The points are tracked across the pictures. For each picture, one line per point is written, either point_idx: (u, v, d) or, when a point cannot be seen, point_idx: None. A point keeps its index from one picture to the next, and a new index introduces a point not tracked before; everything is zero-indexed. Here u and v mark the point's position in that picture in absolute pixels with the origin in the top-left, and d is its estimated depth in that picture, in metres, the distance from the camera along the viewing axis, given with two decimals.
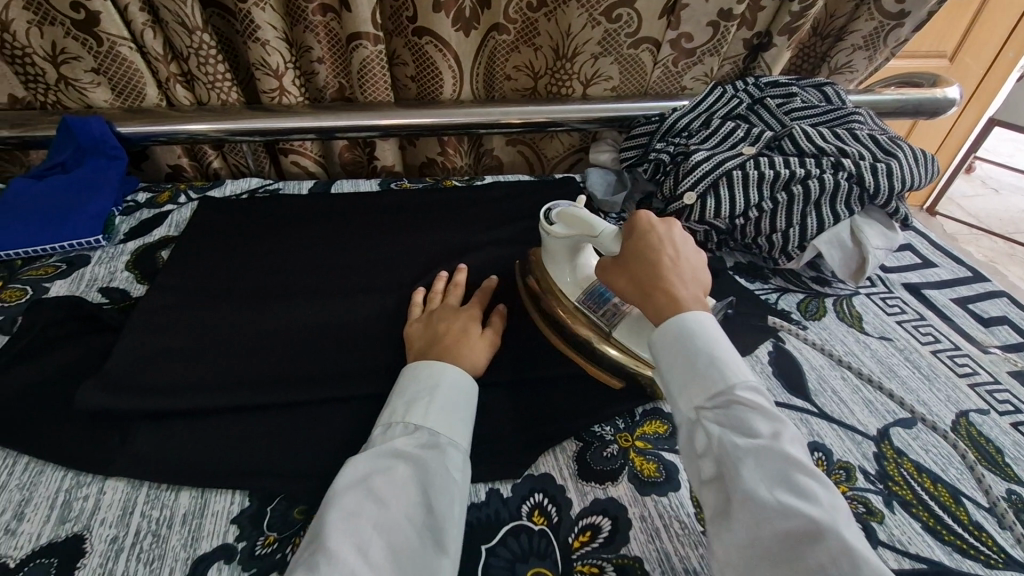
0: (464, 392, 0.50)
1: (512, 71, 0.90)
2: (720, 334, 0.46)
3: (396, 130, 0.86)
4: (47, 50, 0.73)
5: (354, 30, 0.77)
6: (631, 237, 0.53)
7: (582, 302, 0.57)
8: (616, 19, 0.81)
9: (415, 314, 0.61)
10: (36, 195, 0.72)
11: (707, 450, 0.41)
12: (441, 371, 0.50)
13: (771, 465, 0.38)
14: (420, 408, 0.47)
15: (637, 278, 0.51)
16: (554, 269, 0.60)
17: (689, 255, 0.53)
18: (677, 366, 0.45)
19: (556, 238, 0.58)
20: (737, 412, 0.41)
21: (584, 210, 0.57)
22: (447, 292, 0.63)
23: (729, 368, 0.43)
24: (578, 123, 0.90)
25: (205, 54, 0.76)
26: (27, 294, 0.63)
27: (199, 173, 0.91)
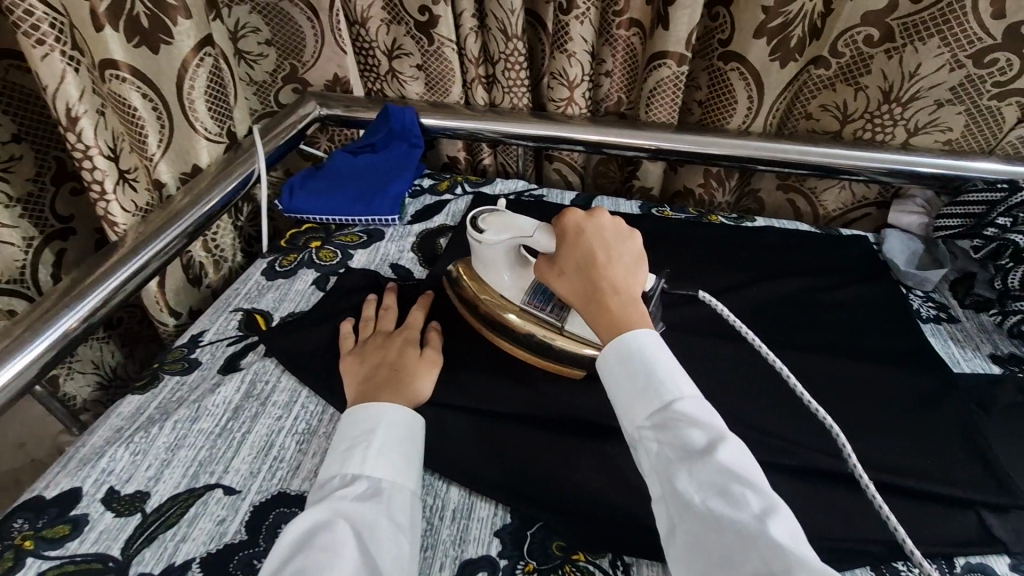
0: (405, 430, 0.48)
1: (817, 109, 0.80)
2: (659, 343, 0.41)
3: (667, 155, 0.82)
4: (388, 45, 0.84)
5: (662, 49, 0.75)
6: (563, 246, 0.49)
7: (528, 305, 0.56)
8: (988, 64, 0.68)
9: (350, 347, 0.57)
10: (352, 168, 0.83)
11: (651, 470, 0.38)
12: (379, 410, 0.48)
13: (704, 476, 0.34)
14: (358, 454, 0.45)
15: (577, 279, 0.47)
16: (489, 274, 0.57)
17: (608, 235, 0.48)
18: (621, 386, 0.41)
19: (487, 247, 0.55)
20: (673, 424, 0.37)
21: (511, 214, 0.55)
22: (378, 317, 0.61)
23: (667, 381, 0.39)
24: (883, 175, 0.76)
25: (513, 60, 0.80)
26: (338, 257, 0.73)
27: (470, 168, 0.97)
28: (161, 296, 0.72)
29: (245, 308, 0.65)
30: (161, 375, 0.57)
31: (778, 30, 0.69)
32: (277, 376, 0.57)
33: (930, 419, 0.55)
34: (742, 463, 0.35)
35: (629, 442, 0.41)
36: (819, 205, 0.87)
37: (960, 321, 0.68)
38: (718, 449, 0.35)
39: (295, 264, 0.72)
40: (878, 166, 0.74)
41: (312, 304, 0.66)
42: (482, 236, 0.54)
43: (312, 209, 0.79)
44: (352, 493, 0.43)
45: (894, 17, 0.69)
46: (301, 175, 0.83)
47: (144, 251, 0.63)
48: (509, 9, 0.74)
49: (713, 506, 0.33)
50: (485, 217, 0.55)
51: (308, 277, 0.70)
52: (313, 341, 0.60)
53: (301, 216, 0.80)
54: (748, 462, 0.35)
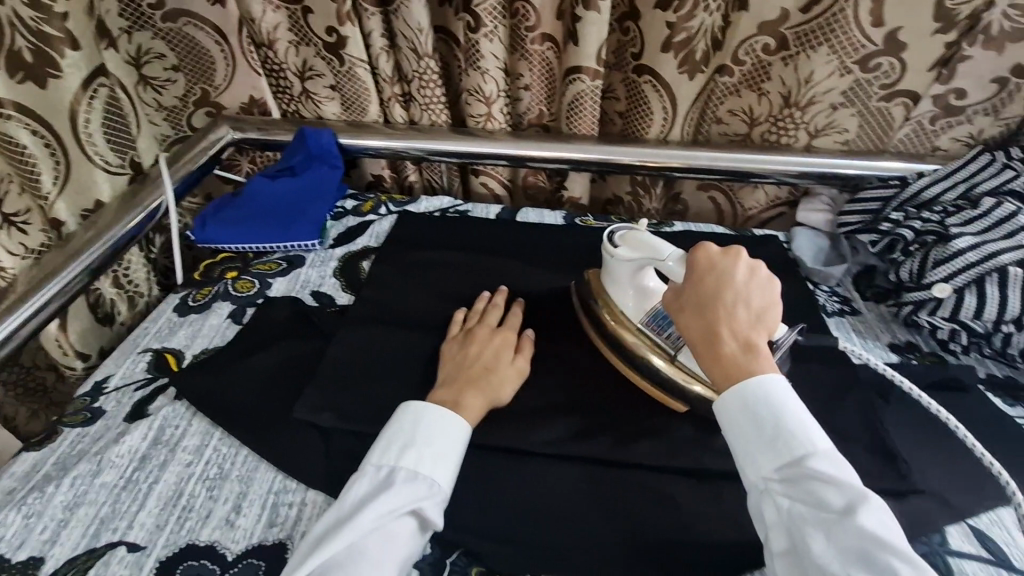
0: (458, 442, 0.51)
1: (726, 115, 0.81)
2: (798, 403, 0.44)
3: (586, 164, 0.84)
4: (298, 66, 0.82)
5: (575, 64, 0.76)
6: (691, 278, 0.50)
7: (646, 325, 0.57)
8: (873, 69, 0.71)
9: (455, 331, 0.62)
10: (270, 196, 0.80)
11: (776, 521, 0.42)
12: (444, 418, 0.51)
13: (843, 540, 0.39)
14: (411, 452, 0.49)
15: (746, 331, 0.47)
16: (615, 290, 0.59)
17: (742, 279, 0.49)
18: (743, 433, 0.44)
19: (620, 261, 0.57)
20: (808, 485, 0.41)
21: (651, 235, 0.56)
22: (486, 312, 0.64)
23: (807, 439, 0.42)
24: (787, 177, 0.79)
25: (427, 79, 0.80)
26: (255, 287, 0.71)
27: (396, 185, 0.97)
28: (64, 339, 0.69)
29: (155, 348, 0.63)
30: (61, 428, 0.55)
31: (685, 44, 0.72)
32: (188, 419, 0.55)
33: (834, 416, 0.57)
34: (886, 534, 0.38)
35: (749, 490, 0.44)
36: (738, 202, 0.91)
37: (861, 314, 0.70)
38: (858, 513, 0.39)
39: (210, 298, 0.70)
40: (789, 168, 0.78)
41: (228, 339, 0.64)
42: (616, 249, 0.57)
43: (226, 240, 0.76)
44: (401, 485, 0.47)
45: (786, 26, 0.71)
46: (214, 205, 0.80)
47: (35, 297, 0.59)
48: (417, 29, 0.74)
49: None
50: (625, 234, 0.57)
51: (222, 310, 0.68)
52: (227, 378, 0.58)
53: (216, 246, 0.77)
54: (890, 527, 0.39)
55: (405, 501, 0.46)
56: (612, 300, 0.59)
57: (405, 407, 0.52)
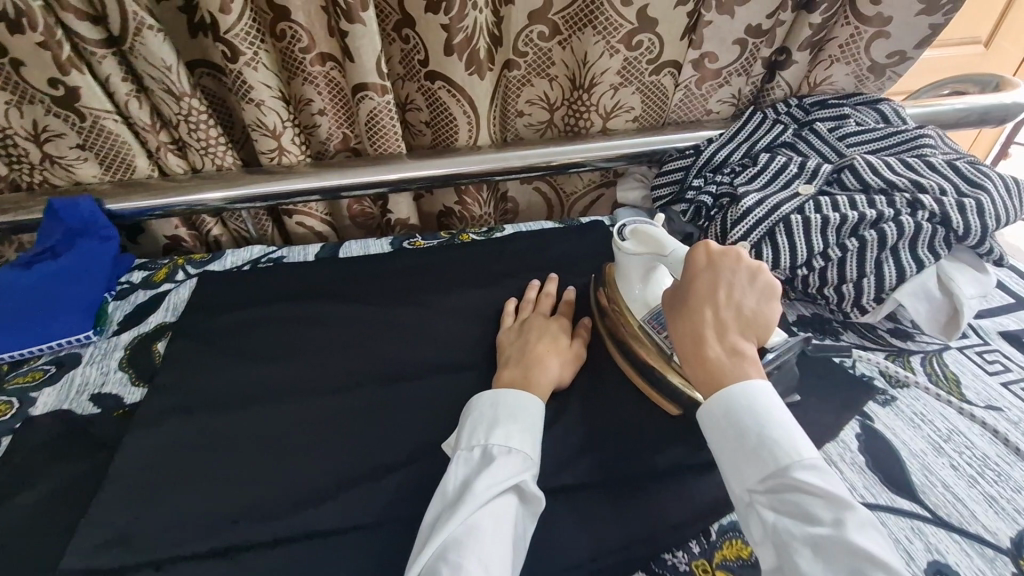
0: (536, 420, 0.52)
1: (525, 106, 0.82)
2: (778, 409, 0.44)
3: (406, 183, 0.79)
4: (29, 130, 0.68)
5: (360, 81, 0.72)
6: (686, 279, 0.51)
7: (648, 323, 0.57)
8: (635, 46, 0.72)
9: (509, 322, 0.65)
10: (24, 287, 0.66)
11: (765, 536, 0.42)
12: (500, 396, 0.53)
13: (832, 555, 0.38)
14: (498, 431, 0.50)
15: (687, 327, 0.49)
16: (623, 286, 0.60)
17: (737, 277, 0.50)
18: (727, 443, 0.45)
19: (628, 255, 0.58)
20: (793, 499, 0.41)
21: (662, 231, 0.57)
22: (538, 300, 0.67)
23: (782, 447, 0.43)
24: (604, 162, 0.81)
25: (195, 120, 0.70)
26: (15, 406, 0.58)
27: (200, 243, 0.85)
28: None
29: None
30: None
31: (465, 43, 0.69)
32: None
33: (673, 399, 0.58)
34: (871, 544, 0.38)
35: (738, 503, 0.45)
36: (560, 189, 0.92)
37: None
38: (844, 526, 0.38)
39: None
40: (599, 157, 0.80)
41: None
42: (623, 244, 0.58)
43: None
44: (499, 463, 0.48)
45: (553, 12, 0.71)
46: None
47: None
48: (163, 67, 0.64)
49: None
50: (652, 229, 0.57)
51: None
52: None
53: None
54: (870, 536, 0.38)
55: (513, 475, 0.47)
56: (622, 297, 0.60)
57: (472, 401, 0.54)
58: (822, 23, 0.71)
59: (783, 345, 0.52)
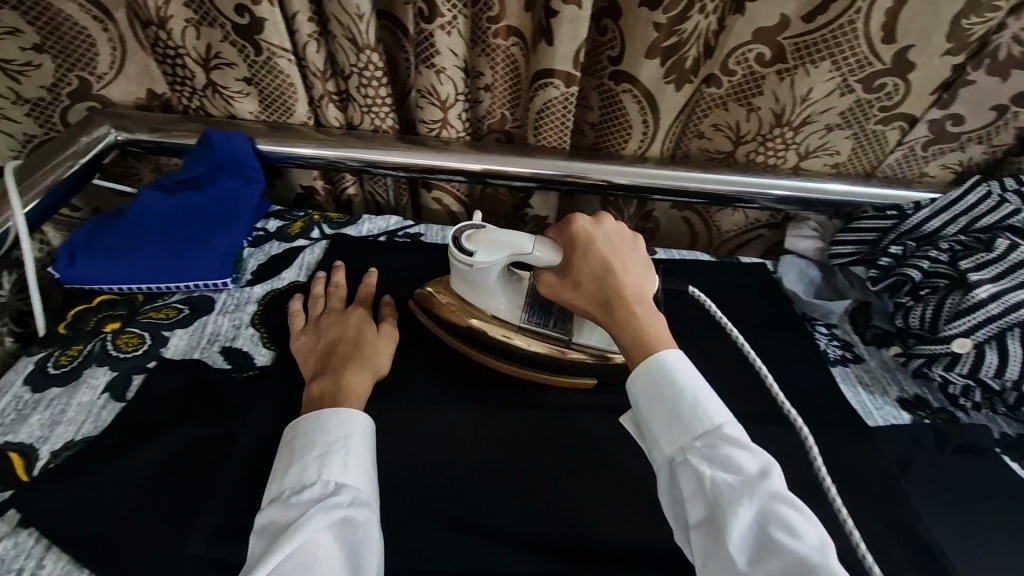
0: (351, 431, 0.45)
1: (710, 130, 0.72)
2: (695, 374, 0.44)
3: (556, 185, 0.73)
4: (201, 53, 0.64)
5: (547, 67, 0.65)
6: (570, 250, 0.51)
7: (529, 322, 0.56)
8: (876, 89, 0.64)
9: (299, 326, 0.57)
10: (163, 215, 0.63)
11: (695, 491, 0.40)
12: (304, 427, 0.46)
13: (762, 506, 0.37)
14: (295, 467, 0.43)
15: (591, 291, 0.50)
16: (479, 297, 0.57)
17: (611, 248, 0.51)
18: (656, 408, 0.43)
19: (475, 265, 0.54)
20: (722, 451, 0.40)
21: (498, 232, 0.54)
22: (328, 295, 0.60)
23: (710, 406, 0.42)
24: (771, 203, 0.73)
25: (370, 75, 0.65)
26: (145, 344, 0.55)
27: (331, 200, 0.81)
28: None
29: None
30: None
31: (673, 49, 0.62)
32: (38, 558, 0.40)
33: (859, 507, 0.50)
34: (791, 499, 0.38)
35: (664, 463, 0.43)
36: (712, 222, 0.82)
37: (864, 359, 0.64)
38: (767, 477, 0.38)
39: (79, 362, 0.52)
40: (772, 194, 0.71)
41: (102, 425, 0.48)
42: (472, 257, 0.54)
43: (102, 278, 0.58)
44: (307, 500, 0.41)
45: (785, 35, 0.62)
46: (87, 228, 0.61)
47: None
48: (356, 15, 0.59)
49: (777, 541, 0.36)
50: (471, 235, 0.54)
51: (97, 381, 0.51)
52: (102, 489, 0.43)
53: (90, 288, 0.59)
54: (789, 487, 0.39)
55: (321, 505, 0.40)
56: (480, 309, 0.57)
57: (282, 436, 0.47)
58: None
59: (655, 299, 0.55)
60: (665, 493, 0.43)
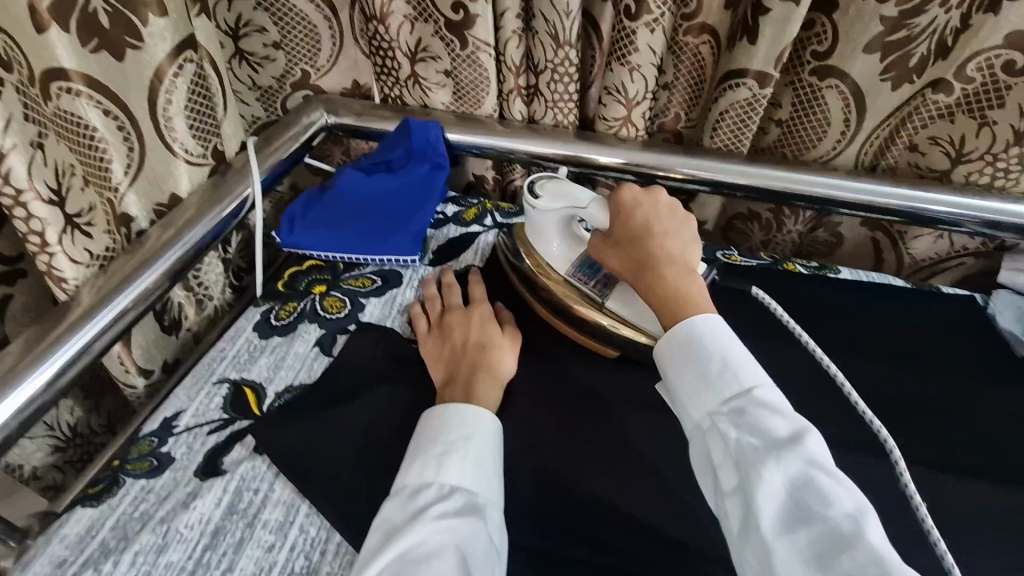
0: (475, 433, 0.45)
1: (924, 142, 0.65)
2: (732, 338, 0.44)
3: (734, 189, 0.69)
4: (410, 46, 0.69)
5: (741, 67, 0.62)
6: (619, 216, 0.53)
7: (571, 277, 0.58)
8: None
9: (422, 328, 0.56)
10: (362, 194, 0.69)
11: (725, 458, 0.39)
12: (430, 424, 0.46)
13: (788, 467, 0.36)
14: (417, 465, 0.43)
15: (632, 256, 0.51)
16: (539, 241, 0.59)
17: (664, 219, 0.53)
18: (688, 372, 0.43)
19: (541, 211, 0.57)
20: (750, 413, 0.39)
21: (568, 183, 0.57)
22: (442, 295, 0.59)
23: (739, 369, 0.41)
24: (982, 229, 0.64)
25: (562, 72, 0.67)
26: (346, 307, 0.61)
27: (498, 190, 0.84)
28: (127, 355, 0.61)
29: (233, 379, 0.53)
30: (121, 478, 0.45)
31: (899, 44, 0.58)
32: (269, 483, 0.45)
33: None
34: (825, 462, 0.36)
35: (696, 428, 0.42)
36: (907, 249, 0.74)
37: None
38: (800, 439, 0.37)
39: (295, 317, 0.59)
40: (984, 220, 0.63)
41: (314, 375, 0.54)
42: (538, 201, 0.57)
43: (312, 246, 0.65)
44: (426, 501, 0.41)
45: None
46: (303, 199, 0.69)
47: (100, 313, 0.50)
48: (564, 12, 0.60)
49: (805, 506, 0.35)
50: (542, 182, 0.57)
51: (309, 336, 0.57)
52: (320, 433, 0.48)
53: (302, 253, 0.67)
54: (825, 451, 0.37)
55: (440, 509, 0.40)
56: (536, 254, 0.59)
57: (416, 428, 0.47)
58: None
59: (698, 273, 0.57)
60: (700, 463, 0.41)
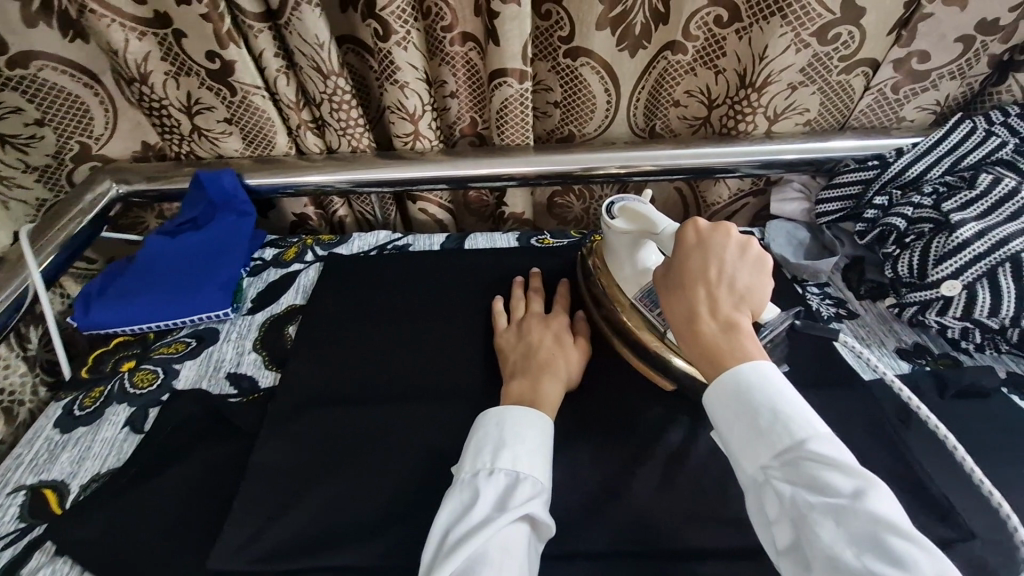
0: (548, 436, 0.48)
1: (683, 96, 0.73)
2: (781, 381, 0.41)
3: (536, 181, 0.74)
4: (182, 101, 0.68)
5: (499, 67, 0.66)
6: (676, 257, 0.47)
7: (639, 303, 0.55)
8: (831, 41, 0.63)
9: (501, 325, 0.61)
10: (167, 258, 0.67)
11: (781, 514, 0.38)
12: (508, 419, 0.48)
13: (852, 525, 0.34)
14: (497, 453, 0.46)
15: (677, 305, 0.45)
16: (613, 262, 0.58)
17: (729, 255, 0.46)
18: (735, 420, 0.41)
19: (617, 233, 0.56)
20: (807, 469, 0.37)
21: (649, 206, 0.56)
22: (527, 301, 0.64)
23: (795, 421, 0.39)
24: (755, 170, 0.72)
25: (339, 100, 0.68)
26: (158, 378, 0.59)
27: (325, 224, 0.84)
28: None
29: (30, 484, 0.50)
30: None
31: (621, 18, 0.64)
32: None
33: (872, 458, 0.48)
34: (895, 517, 0.34)
35: (751, 481, 0.40)
36: (700, 196, 0.82)
37: (859, 316, 0.63)
38: (865, 496, 0.35)
39: (102, 401, 0.57)
40: (750, 161, 0.70)
41: (125, 457, 0.52)
42: (614, 222, 0.56)
43: (116, 322, 0.63)
44: (506, 490, 0.44)
45: None
46: (101, 278, 0.66)
47: None
48: (316, 44, 0.62)
49: (869, 566, 0.33)
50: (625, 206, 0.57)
51: (118, 417, 0.55)
52: (124, 517, 0.46)
53: (107, 331, 0.64)
54: (895, 507, 0.34)
55: (523, 501, 0.43)
56: (611, 277, 0.58)
57: (482, 421, 0.49)
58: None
59: (776, 320, 0.49)
60: (756, 513, 0.40)
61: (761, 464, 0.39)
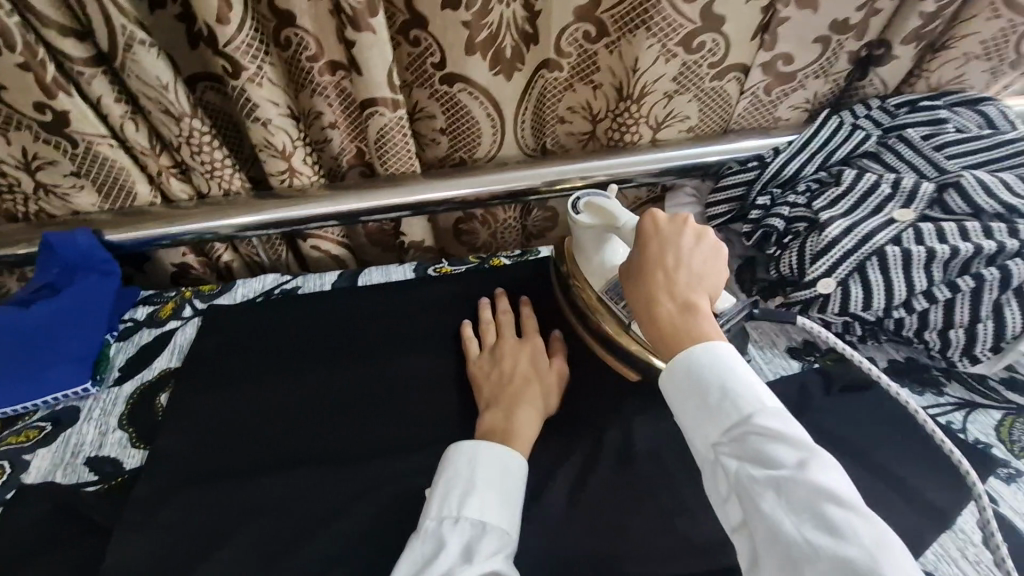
0: (519, 477, 0.47)
1: (567, 113, 0.73)
2: (733, 358, 0.40)
3: (433, 208, 0.72)
4: (18, 157, 0.62)
5: (368, 97, 0.63)
6: (638, 250, 0.47)
7: (606, 296, 0.55)
8: (697, 49, 0.64)
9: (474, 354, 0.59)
10: (10, 334, 0.59)
11: (731, 490, 0.38)
12: (479, 458, 0.47)
13: (795, 496, 0.34)
14: (466, 496, 0.45)
15: (644, 293, 0.45)
16: (581, 256, 0.57)
17: (686, 243, 0.47)
18: (687, 400, 0.41)
19: (583, 227, 0.55)
20: (752, 443, 0.37)
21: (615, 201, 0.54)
22: (498, 325, 0.62)
23: (744, 396, 0.39)
24: (648, 178, 0.72)
25: (198, 142, 0.63)
26: (5, 473, 0.54)
27: (212, 271, 0.79)
28: None
29: None
30: None
31: (489, 41, 0.61)
32: None
33: None
34: (840, 488, 0.34)
35: (703, 458, 0.40)
36: None
37: None
38: (809, 468, 0.35)
39: None
40: (645, 169, 0.70)
41: None
42: (579, 217, 0.55)
43: None
44: (473, 536, 0.43)
45: (601, 10, 0.62)
46: None
47: None
48: (159, 86, 0.57)
49: (811, 538, 0.33)
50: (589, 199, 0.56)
51: None
52: None
53: None
54: (845, 482, 0.34)
55: (490, 550, 0.42)
56: (582, 273, 0.57)
57: (449, 460, 0.48)
58: (934, 14, 0.61)
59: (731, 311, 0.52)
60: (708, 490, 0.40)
61: (711, 441, 0.39)
